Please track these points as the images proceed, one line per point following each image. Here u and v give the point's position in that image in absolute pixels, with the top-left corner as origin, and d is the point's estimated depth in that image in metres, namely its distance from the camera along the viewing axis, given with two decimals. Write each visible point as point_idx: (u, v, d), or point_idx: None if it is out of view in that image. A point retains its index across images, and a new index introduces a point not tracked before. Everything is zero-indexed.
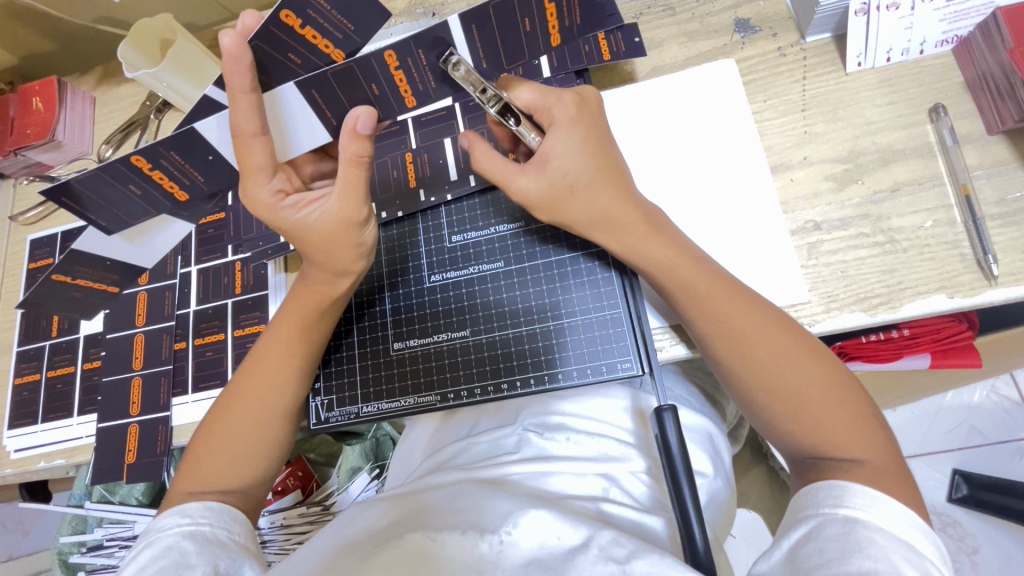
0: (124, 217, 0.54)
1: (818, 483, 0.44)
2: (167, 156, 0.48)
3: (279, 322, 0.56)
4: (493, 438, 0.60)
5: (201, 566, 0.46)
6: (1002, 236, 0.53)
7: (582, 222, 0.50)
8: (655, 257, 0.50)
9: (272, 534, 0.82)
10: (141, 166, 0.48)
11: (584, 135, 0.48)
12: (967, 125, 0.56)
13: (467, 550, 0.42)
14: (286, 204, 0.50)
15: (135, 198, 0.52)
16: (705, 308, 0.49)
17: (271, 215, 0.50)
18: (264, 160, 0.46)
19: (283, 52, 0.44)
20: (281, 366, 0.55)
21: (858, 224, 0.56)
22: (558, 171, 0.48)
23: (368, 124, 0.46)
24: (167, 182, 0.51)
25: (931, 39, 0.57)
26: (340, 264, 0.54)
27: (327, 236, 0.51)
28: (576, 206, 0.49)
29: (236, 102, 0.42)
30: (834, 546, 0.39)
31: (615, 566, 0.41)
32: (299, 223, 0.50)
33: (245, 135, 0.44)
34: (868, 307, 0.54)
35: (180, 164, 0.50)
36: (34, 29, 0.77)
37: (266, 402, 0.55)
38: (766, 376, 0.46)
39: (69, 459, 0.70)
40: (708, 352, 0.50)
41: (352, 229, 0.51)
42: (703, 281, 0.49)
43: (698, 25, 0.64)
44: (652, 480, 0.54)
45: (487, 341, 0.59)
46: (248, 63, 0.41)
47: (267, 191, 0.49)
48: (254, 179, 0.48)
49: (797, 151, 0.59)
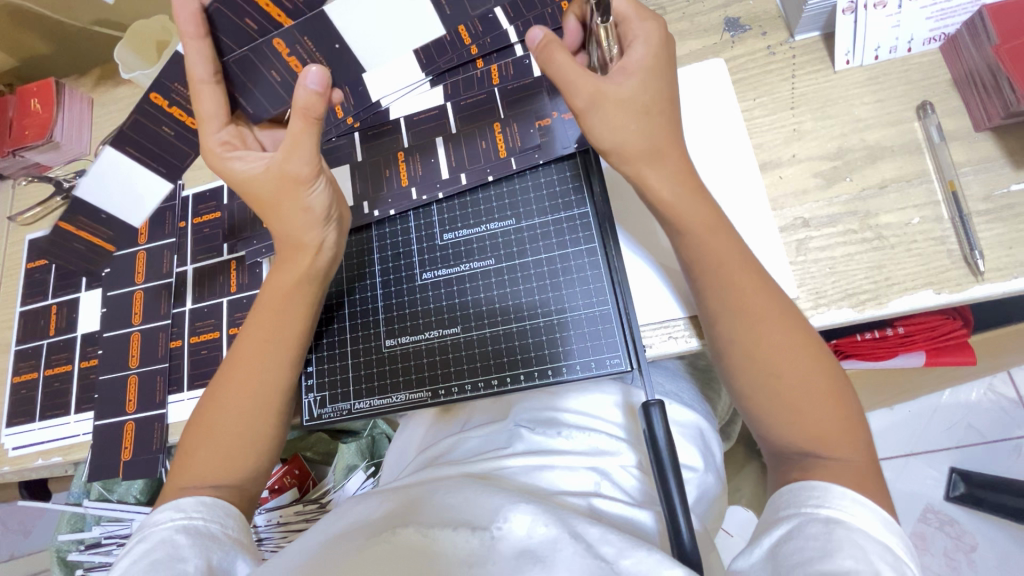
0: (173, 161, 0.61)
1: (799, 482, 0.44)
2: (175, 88, 0.57)
3: (263, 317, 0.57)
4: (485, 433, 0.60)
5: (195, 559, 0.46)
6: (988, 232, 0.53)
7: (635, 148, 0.49)
8: (697, 217, 0.49)
9: (268, 532, 0.83)
10: (160, 103, 0.57)
11: (667, 63, 0.49)
12: (953, 123, 0.57)
13: (459, 544, 0.43)
14: (231, 156, 0.53)
15: (173, 140, 0.60)
16: (726, 277, 0.48)
17: (218, 164, 0.53)
18: (214, 108, 0.51)
19: (239, 15, 0.49)
20: (271, 360, 0.56)
21: (846, 221, 0.56)
22: (645, 89, 0.48)
23: (317, 79, 0.47)
24: (189, 119, 0.59)
25: (919, 37, 0.57)
26: (295, 231, 0.55)
27: (273, 193, 0.53)
28: (636, 126, 0.48)
29: (188, 47, 0.48)
30: (815, 544, 0.39)
31: (603, 562, 0.41)
32: (244, 175, 0.53)
33: (195, 81, 0.50)
34: (856, 302, 0.54)
35: (311, 51, 0.54)
36: (30, 30, 0.78)
37: (257, 395, 0.55)
38: (763, 362, 0.46)
39: (67, 457, 0.71)
40: (717, 332, 0.49)
41: (300, 187, 0.52)
42: (731, 252, 0.49)
43: (688, 24, 0.65)
44: (641, 474, 0.55)
45: (479, 338, 0.60)
46: (195, 10, 0.46)
47: (213, 142, 0.52)
48: (205, 126, 0.52)
49: (786, 149, 0.59)
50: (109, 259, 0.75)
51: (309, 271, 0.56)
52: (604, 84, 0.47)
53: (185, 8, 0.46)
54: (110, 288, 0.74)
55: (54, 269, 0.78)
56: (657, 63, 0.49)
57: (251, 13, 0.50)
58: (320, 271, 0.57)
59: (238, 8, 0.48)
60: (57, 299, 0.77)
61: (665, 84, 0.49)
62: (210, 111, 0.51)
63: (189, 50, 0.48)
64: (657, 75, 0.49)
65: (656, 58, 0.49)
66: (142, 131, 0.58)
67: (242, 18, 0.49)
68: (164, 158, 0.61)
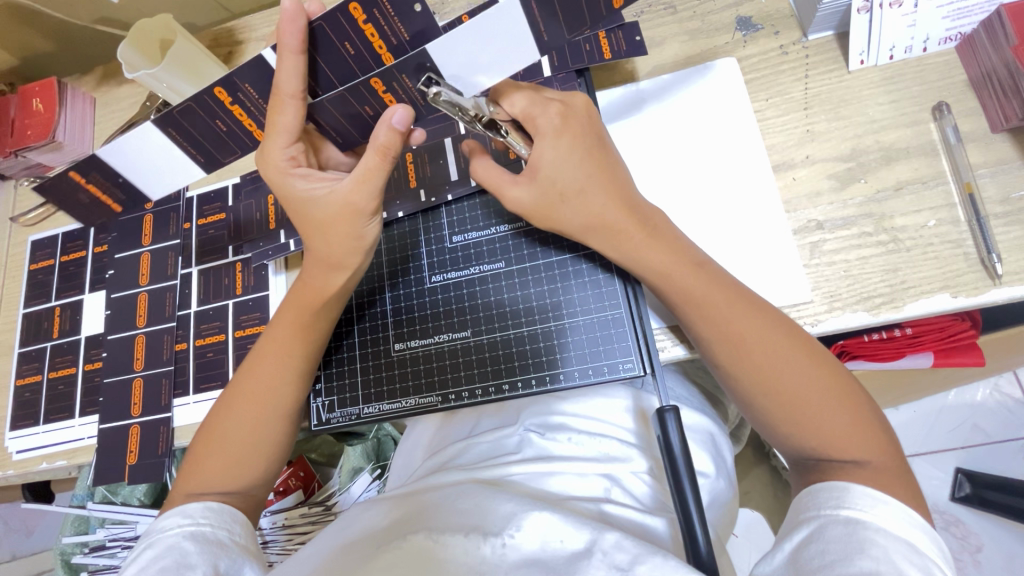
0: (215, 154, 0.60)
1: (820, 483, 0.44)
2: (243, 89, 0.53)
3: (280, 322, 0.57)
4: (494, 438, 0.59)
5: (201, 566, 0.46)
6: (1005, 235, 0.53)
7: (576, 227, 0.52)
8: (654, 262, 0.50)
9: (273, 534, 0.82)
10: (222, 99, 0.54)
11: (574, 139, 0.51)
12: (970, 123, 0.56)
13: (469, 552, 0.42)
14: (295, 173, 0.52)
15: (222, 134, 0.57)
16: (703, 309, 0.49)
17: (280, 178, 0.52)
18: (293, 121, 0.49)
19: (341, 38, 0.47)
20: (282, 367, 0.55)
21: (861, 223, 0.56)
22: (544, 181, 0.51)
23: (403, 119, 0.48)
24: (246, 120, 0.56)
25: (935, 36, 0.57)
26: (337, 253, 0.54)
27: (331, 217, 0.52)
28: (567, 207, 0.52)
29: (285, 60, 0.46)
30: (837, 547, 0.39)
31: (618, 572, 0.41)
32: (305, 194, 0.53)
33: (284, 95, 0.48)
34: (871, 306, 0.54)
35: (408, 88, 0.50)
36: (34, 30, 0.77)
37: (272, 406, 0.55)
38: (762, 380, 0.47)
39: (70, 461, 0.70)
40: (707, 354, 0.50)
41: (358, 219, 0.52)
42: (703, 287, 0.49)
43: (699, 23, 0.64)
44: (653, 480, 0.54)
45: (488, 342, 0.59)
46: (302, 27, 0.45)
47: (278, 157, 0.51)
48: (275, 138, 0.50)
49: (799, 150, 0.58)
50: (113, 260, 0.75)
51: (337, 294, 0.56)
52: (522, 192, 0.52)
53: (291, 22, 0.45)
54: (114, 289, 0.73)
55: (57, 270, 0.77)
56: (563, 145, 0.51)
57: (353, 40, 0.47)
58: (348, 290, 0.57)
59: (339, 29, 0.47)
60: (60, 300, 0.76)
61: (579, 152, 0.51)
62: (290, 125, 0.49)
63: (282, 61, 0.46)
64: (569, 157, 0.51)
65: (568, 138, 0.51)
66: (189, 118, 0.55)
67: (342, 40, 0.48)
68: (206, 150, 0.59)
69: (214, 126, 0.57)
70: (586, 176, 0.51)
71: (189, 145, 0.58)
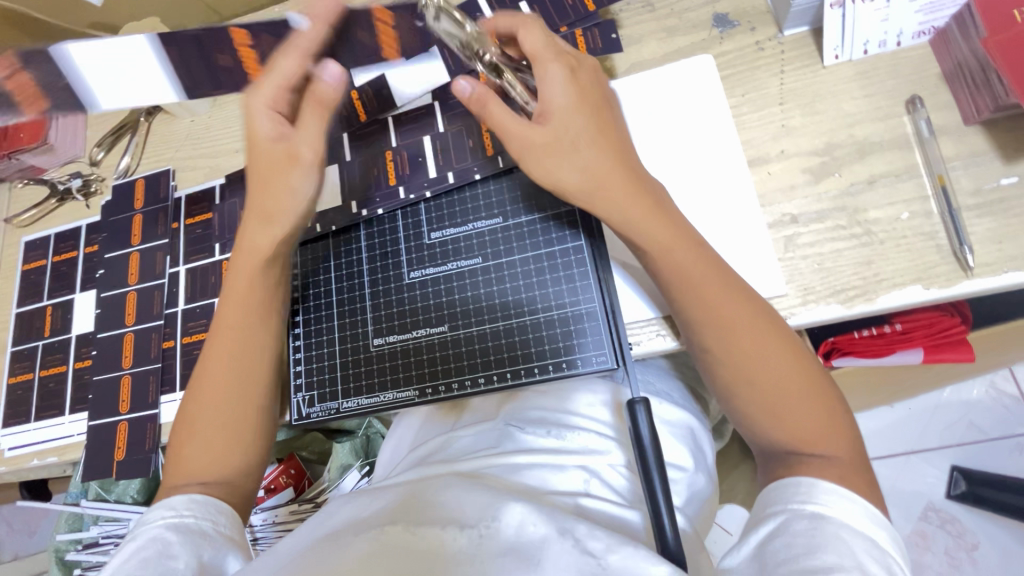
0: (200, 81, 0.68)
1: (786, 478, 0.44)
2: (264, 40, 0.64)
3: (228, 292, 0.58)
4: (475, 432, 0.60)
5: (184, 557, 0.46)
6: (977, 227, 0.53)
7: (577, 185, 0.50)
8: (656, 233, 0.49)
9: (264, 531, 0.84)
10: (235, 35, 0.64)
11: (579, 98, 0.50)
12: (943, 117, 0.56)
13: (445, 542, 0.43)
14: (265, 115, 0.56)
15: (218, 66, 0.66)
16: (698, 288, 0.48)
17: (252, 113, 0.56)
18: (292, 70, 0.56)
19: (364, 29, 0.61)
20: (251, 347, 0.57)
21: (835, 217, 0.56)
22: (561, 129, 0.50)
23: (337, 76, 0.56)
24: (247, 62, 0.66)
25: (908, 31, 0.57)
26: (273, 205, 0.56)
27: (274, 160, 0.56)
28: (568, 167, 0.50)
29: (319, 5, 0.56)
30: (801, 540, 0.39)
31: (590, 559, 0.41)
32: (259, 133, 0.56)
33: (300, 48, 0.56)
34: (844, 299, 0.54)
35: (370, 97, 0.66)
36: (24, 35, 0.78)
37: (237, 379, 0.56)
38: (747, 363, 0.46)
39: (61, 457, 0.71)
40: (696, 341, 0.49)
41: (294, 169, 0.56)
42: (697, 266, 0.48)
43: (677, 20, 0.65)
44: (630, 473, 0.54)
45: (466, 336, 0.60)
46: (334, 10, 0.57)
47: (264, 101, 0.56)
48: (270, 76, 0.56)
49: (775, 145, 0.59)
50: (103, 260, 0.76)
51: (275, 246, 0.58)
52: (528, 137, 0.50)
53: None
54: (104, 289, 0.74)
55: (49, 271, 0.78)
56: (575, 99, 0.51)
57: (369, 35, 0.61)
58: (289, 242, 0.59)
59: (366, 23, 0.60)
60: (52, 300, 0.77)
61: (588, 119, 0.50)
62: (287, 73, 0.56)
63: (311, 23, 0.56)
64: (578, 114, 0.50)
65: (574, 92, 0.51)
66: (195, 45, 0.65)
67: (364, 31, 0.61)
68: (192, 77, 0.67)
69: (217, 60, 0.66)
70: (591, 143, 0.50)
71: (181, 69, 0.66)
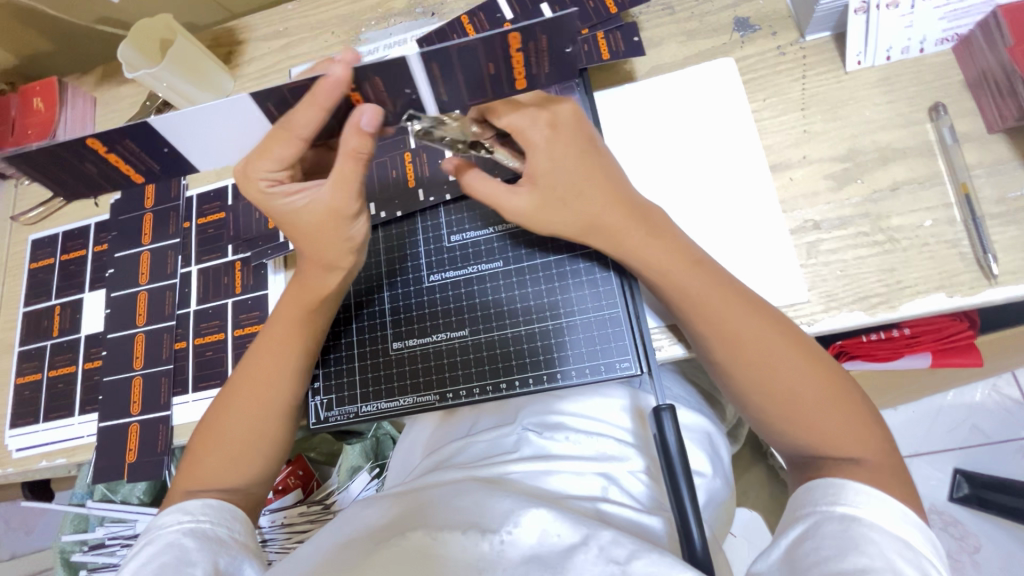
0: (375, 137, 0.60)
1: (815, 481, 0.44)
2: (371, 80, 0.46)
3: (274, 317, 0.57)
4: (493, 437, 0.60)
5: (202, 563, 0.46)
6: (1001, 235, 0.53)
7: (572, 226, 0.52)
8: (652, 261, 0.50)
9: (273, 533, 0.83)
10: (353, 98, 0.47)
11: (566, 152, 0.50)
12: (967, 123, 0.56)
13: (467, 549, 0.42)
14: (274, 192, 0.51)
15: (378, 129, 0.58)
16: (697, 309, 0.49)
17: (260, 198, 0.51)
18: (289, 155, 0.49)
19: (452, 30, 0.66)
20: (279, 357, 0.56)
21: (858, 223, 0.56)
22: (549, 188, 0.51)
23: (372, 121, 0.47)
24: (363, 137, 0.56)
25: (931, 37, 0.57)
26: (330, 256, 0.54)
27: (315, 226, 0.52)
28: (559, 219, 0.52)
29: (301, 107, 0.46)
30: (832, 542, 0.39)
31: (615, 566, 0.41)
32: (288, 209, 0.52)
33: (293, 133, 0.47)
34: (868, 306, 0.54)
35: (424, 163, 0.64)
36: (33, 30, 0.77)
37: (265, 397, 0.55)
38: (763, 376, 0.46)
39: (69, 459, 0.70)
40: (705, 353, 0.50)
41: (341, 222, 0.52)
42: (700, 286, 0.49)
43: (697, 24, 0.64)
44: (650, 480, 0.54)
45: (486, 341, 0.59)
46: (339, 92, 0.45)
47: (259, 175, 0.50)
48: (262, 162, 0.50)
49: (797, 150, 0.59)
50: (113, 260, 0.75)
51: (334, 293, 0.57)
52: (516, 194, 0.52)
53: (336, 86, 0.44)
54: (114, 289, 0.73)
55: (57, 269, 0.77)
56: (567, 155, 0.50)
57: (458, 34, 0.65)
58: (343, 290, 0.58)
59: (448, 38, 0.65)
60: (60, 300, 0.76)
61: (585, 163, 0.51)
62: (284, 157, 0.49)
63: (306, 108, 0.46)
64: (567, 165, 0.50)
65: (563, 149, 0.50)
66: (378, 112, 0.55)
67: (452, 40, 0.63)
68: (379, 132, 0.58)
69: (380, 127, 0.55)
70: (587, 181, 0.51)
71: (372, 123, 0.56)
